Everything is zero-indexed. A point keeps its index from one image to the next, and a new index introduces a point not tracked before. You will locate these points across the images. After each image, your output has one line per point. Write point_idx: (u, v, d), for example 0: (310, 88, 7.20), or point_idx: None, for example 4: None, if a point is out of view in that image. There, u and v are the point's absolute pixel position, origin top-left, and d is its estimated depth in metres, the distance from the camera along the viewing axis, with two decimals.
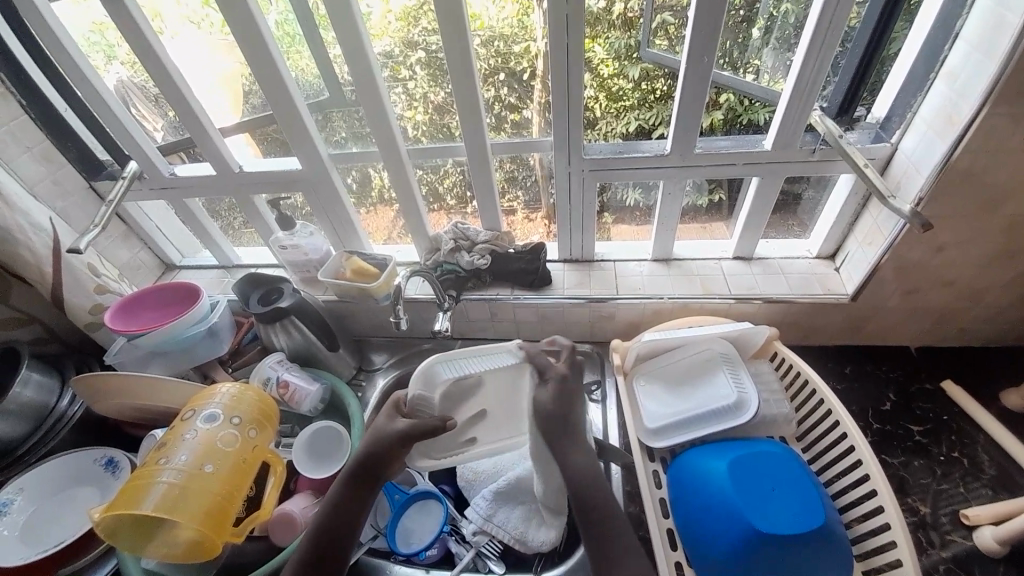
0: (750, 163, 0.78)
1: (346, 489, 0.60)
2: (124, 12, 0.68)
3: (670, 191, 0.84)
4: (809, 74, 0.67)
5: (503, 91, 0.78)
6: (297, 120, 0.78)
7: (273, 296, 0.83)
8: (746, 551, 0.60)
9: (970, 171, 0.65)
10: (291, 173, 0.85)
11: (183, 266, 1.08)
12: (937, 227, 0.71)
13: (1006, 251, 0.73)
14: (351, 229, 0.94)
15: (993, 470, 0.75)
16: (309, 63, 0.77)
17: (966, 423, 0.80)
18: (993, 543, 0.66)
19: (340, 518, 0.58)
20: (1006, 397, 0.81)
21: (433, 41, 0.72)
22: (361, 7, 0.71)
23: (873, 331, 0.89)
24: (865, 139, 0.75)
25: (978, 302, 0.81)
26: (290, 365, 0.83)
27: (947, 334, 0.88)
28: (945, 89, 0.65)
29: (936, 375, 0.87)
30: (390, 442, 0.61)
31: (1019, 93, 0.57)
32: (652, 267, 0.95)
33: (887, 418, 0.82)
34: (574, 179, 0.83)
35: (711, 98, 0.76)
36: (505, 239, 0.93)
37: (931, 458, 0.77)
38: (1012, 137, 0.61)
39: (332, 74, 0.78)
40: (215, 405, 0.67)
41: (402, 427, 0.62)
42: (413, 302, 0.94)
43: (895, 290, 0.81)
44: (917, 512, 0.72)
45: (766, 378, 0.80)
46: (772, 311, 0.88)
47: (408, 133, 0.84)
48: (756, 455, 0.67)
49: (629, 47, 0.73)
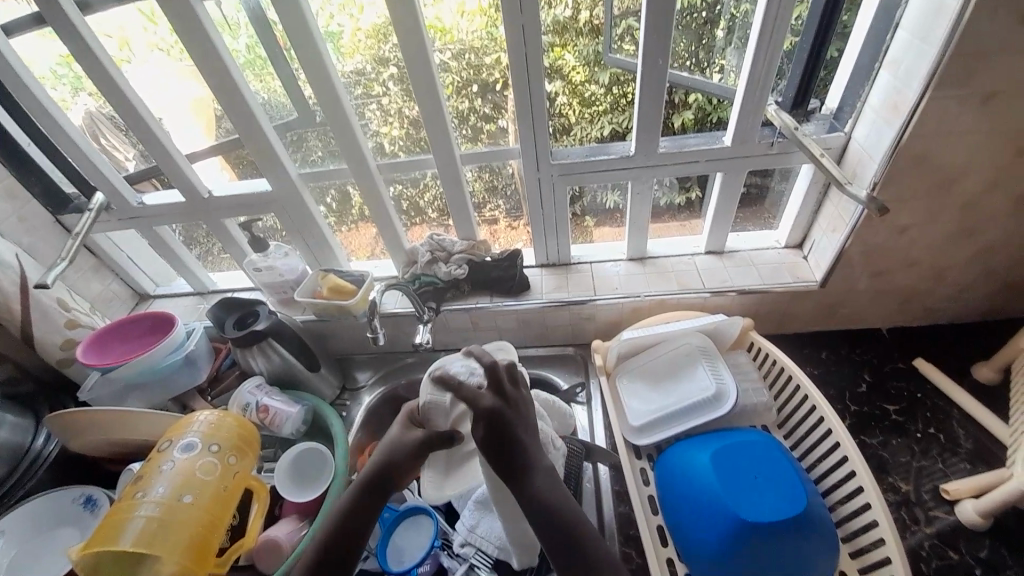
0: (716, 159, 0.80)
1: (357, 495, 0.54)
2: (88, 46, 0.68)
3: (642, 191, 0.86)
4: (761, 69, 0.70)
5: (477, 102, 0.79)
6: (266, 143, 0.78)
7: (249, 320, 0.82)
8: (734, 541, 0.61)
9: (923, 154, 0.67)
10: (264, 194, 0.85)
11: (158, 295, 1.06)
12: (897, 211, 0.74)
13: (963, 229, 0.75)
14: (328, 247, 0.93)
15: (970, 444, 0.76)
16: (280, 85, 0.77)
17: (940, 399, 0.82)
18: (975, 517, 0.67)
19: (345, 531, 0.52)
20: (977, 371, 0.84)
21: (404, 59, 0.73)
22: (332, 26, 0.72)
23: (842, 316, 0.92)
24: (820, 130, 0.78)
25: (943, 281, 0.84)
26: (270, 388, 0.81)
27: (916, 313, 0.90)
28: (890, 78, 0.68)
29: (909, 354, 0.89)
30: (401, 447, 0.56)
31: (958, 77, 0.60)
32: (629, 267, 0.96)
33: (864, 400, 0.84)
34: (546, 184, 0.84)
35: (678, 99, 0.78)
36: (482, 247, 0.93)
37: (909, 436, 0.79)
38: (957, 118, 0.63)
39: (302, 94, 0.78)
40: (194, 434, 0.66)
41: (421, 436, 0.57)
42: (393, 317, 0.93)
43: (863, 274, 0.83)
44: (899, 490, 0.73)
45: (744, 368, 0.82)
46: (747, 303, 0.90)
47: (383, 149, 0.85)
48: (736, 445, 0.68)
49: (596, 54, 0.74)
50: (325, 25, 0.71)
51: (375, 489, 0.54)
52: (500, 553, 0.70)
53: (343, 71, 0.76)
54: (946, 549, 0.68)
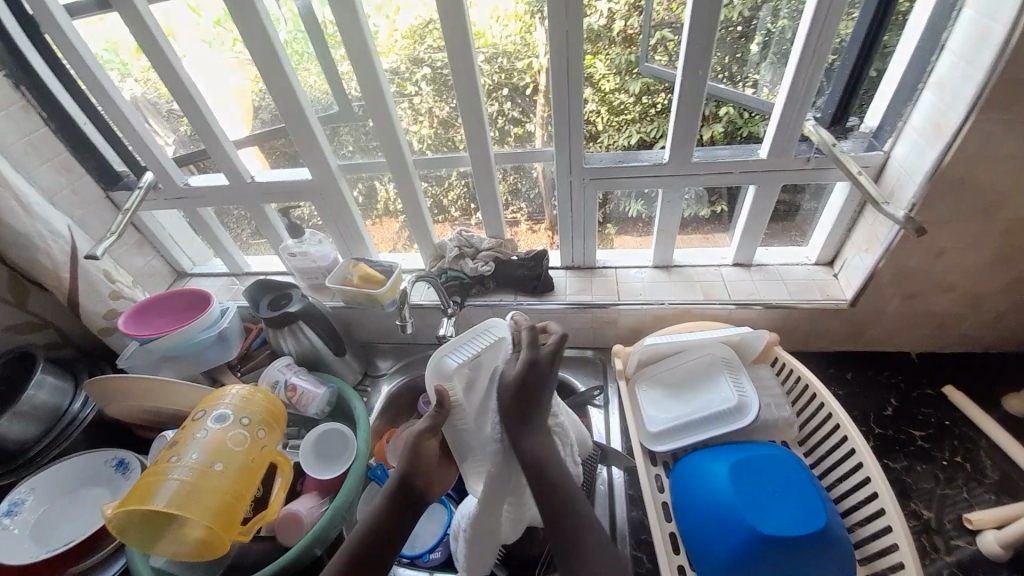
0: (747, 172, 0.80)
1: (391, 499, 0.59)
2: (148, 34, 0.72)
3: (670, 199, 0.86)
4: (800, 85, 0.70)
5: (506, 106, 0.81)
6: (307, 131, 0.81)
7: (282, 301, 0.84)
8: (748, 554, 0.61)
9: (963, 177, 0.66)
10: (300, 182, 0.88)
11: (194, 274, 1.10)
12: (932, 232, 0.72)
13: (1002, 255, 0.74)
14: (358, 238, 0.96)
15: (996, 475, 0.74)
16: (321, 80, 0.80)
17: (968, 428, 0.80)
18: (997, 548, 0.66)
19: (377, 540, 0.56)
20: (1009, 403, 0.81)
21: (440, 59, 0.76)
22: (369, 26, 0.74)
23: (871, 337, 0.90)
24: (858, 147, 0.77)
25: (978, 308, 0.82)
26: (298, 368, 0.83)
27: (948, 340, 0.88)
28: (933, 100, 0.67)
29: (938, 380, 0.87)
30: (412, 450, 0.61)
31: (1002, 103, 0.59)
32: (653, 274, 0.96)
33: (889, 423, 0.83)
34: (575, 187, 0.85)
35: (711, 112, 0.79)
36: (509, 247, 0.94)
37: (934, 463, 0.77)
38: (998, 142, 0.62)
39: (342, 89, 0.81)
40: (226, 406, 0.69)
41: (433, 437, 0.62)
42: (418, 308, 0.94)
43: (895, 295, 0.82)
44: (920, 516, 0.72)
45: (766, 382, 0.81)
46: (772, 317, 0.89)
47: (414, 143, 0.86)
48: (754, 457, 0.68)
49: (629, 63, 0.76)
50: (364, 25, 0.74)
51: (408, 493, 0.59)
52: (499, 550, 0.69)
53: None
54: None
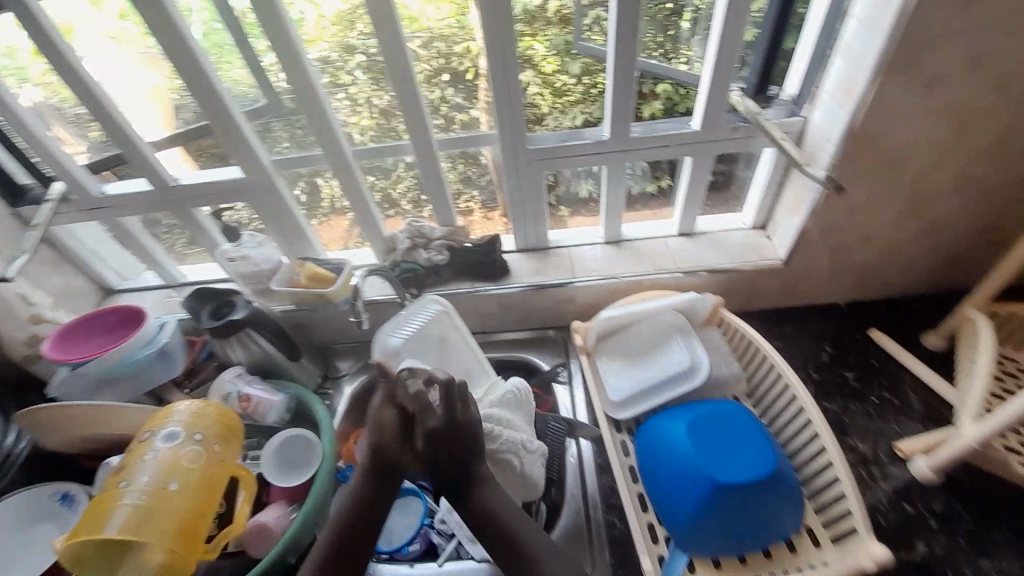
0: (683, 145, 0.84)
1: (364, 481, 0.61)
2: (40, 28, 0.65)
3: (614, 175, 0.88)
4: (724, 58, 0.73)
5: (448, 92, 0.80)
6: (234, 128, 0.76)
7: (225, 310, 0.79)
8: (710, 503, 0.65)
9: (872, 137, 0.72)
10: (234, 182, 0.83)
11: (124, 290, 1.02)
12: (850, 190, 0.79)
13: (910, 206, 0.81)
14: (303, 237, 0.92)
15: (917, 405, 0.83)
16: (246, 72, 0.75)
17: (893, 367, 0.89)
18: (927, 472, 0.73)
19: (347, 546, 0.57)
20: (926, 340, 0.90)
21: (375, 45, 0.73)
22: (294, 13, 0.70)
23: (805, 292, 0.97)
24: (780, 114, 0.82)
25: (895, 257, 0.90)
26: (251, 378, 0.79)
27: (870, 288, 0.97)
28: (843, 63, 0.72)
29: (866, 326, 0.95)
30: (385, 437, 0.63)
31: (900, 66, 0.65)
32: (605, 250, 0.98)
33: (826, 369, 0.90)
34: (522, 170, 0.86)
35: (648, 89, 0.81)
36: (462, 234, 0.93)
37: (866, 401, 0.85)
38: (899, 101, 0.68)
39: (270, 80, 0.76)
40: (175, 423, 0.65)
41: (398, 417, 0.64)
42: (373, 304, 0.92)
43: (822, 251, 0.89)
44: (858, 450, 0.79)
45: (715, 343, 0.86)
46: (718, 281, 0.94)
47: (354, 134, 0.83)
48: (711, 414, 0.72)
49: (567, 44, 0.76)
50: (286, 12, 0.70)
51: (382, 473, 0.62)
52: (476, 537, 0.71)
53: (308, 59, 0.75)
54: (899, 500, 0.74)
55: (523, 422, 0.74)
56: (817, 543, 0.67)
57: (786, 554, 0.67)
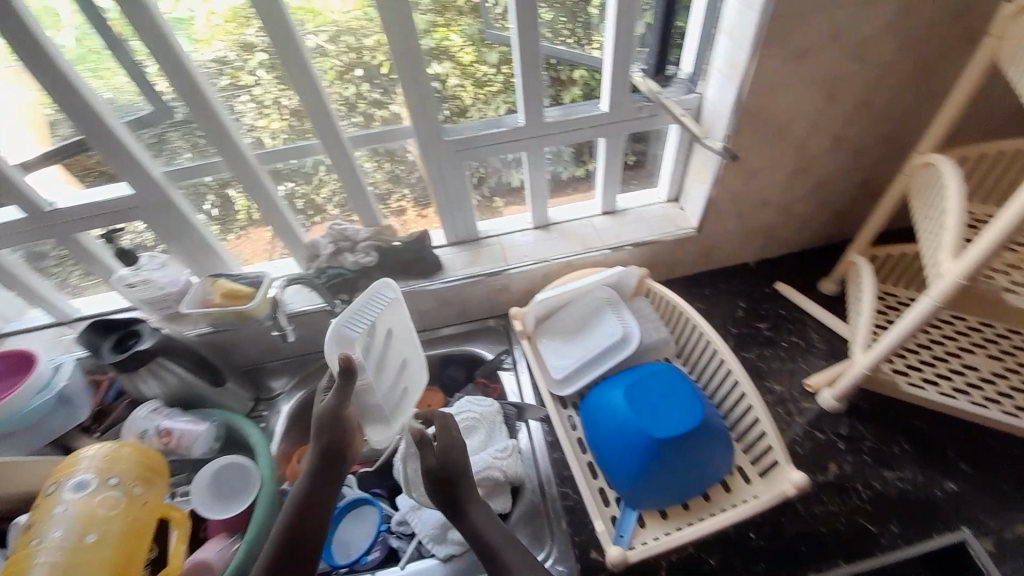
0: (595, 126, 0.87)
1: (316, 464, 0.63)
2: None
3: (534, 160, 0.90)
4: (624, 41, 0.77)
5: (363, 88, 0.77)
6: (115, 142, 0.68)
7: (131, 340, 0.73)
8: (649, 459, 0.69)
9: (757, 108, 0.79)
10: (124, 201, 0.75)
11: (7, 334, 0.90)
12: (745, 157, 0.86)
13: (797, 168, 0.90)
14: (212, 252, 0.86)
15: (821, 344, 0.94)
16: (126, 77, 0.68)
17: (799, 313, 0.99)
18: (832, 401, 0.83)
19: (301, 524, 0.58)
20: (823, 286, 1.01)
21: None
22: (180, 11, 0.64)
23: (720, 255, 1.05)
24: (679, 92, 0.88)
25: (792, 216, 1.00)
26: (170, 410, 0.73)
27: (774, 245, 1.06)
28: (727, 40, 0.77)
29: (773, 279, 1.05)
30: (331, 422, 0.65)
31: (773, 38, 0.71)
32: (535, 235, 1.00)
33: (743, 322, 0.98)
34: (442, 162, 0.85)
35: (566, 76, 0.83)
36: (388, 233, 0.91)
37: (778, 346, 0.94)
38: (777, 73, 0.75)
39: (155, 87, 0.69)
40: (85, 471, 0.59)
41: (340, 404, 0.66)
42: (299, 316, 0.87)
43: (729, 216, 0.96)
44: (776, 391, 0.88)
45: (644, 311, 0.91)
46: (642, 254, 0.99)
47: (261, 139, 0.78)
48: (646, 377, 0.76)
49: (479, 33, 0.76)
50: (172, 10, 0.64)
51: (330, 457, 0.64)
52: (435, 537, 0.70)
53: (201, 60, 0.69)
54: (813, 430, 0.83)
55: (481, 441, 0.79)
56: (747, 480, 0.74)
57: (722, 493, 0.73)
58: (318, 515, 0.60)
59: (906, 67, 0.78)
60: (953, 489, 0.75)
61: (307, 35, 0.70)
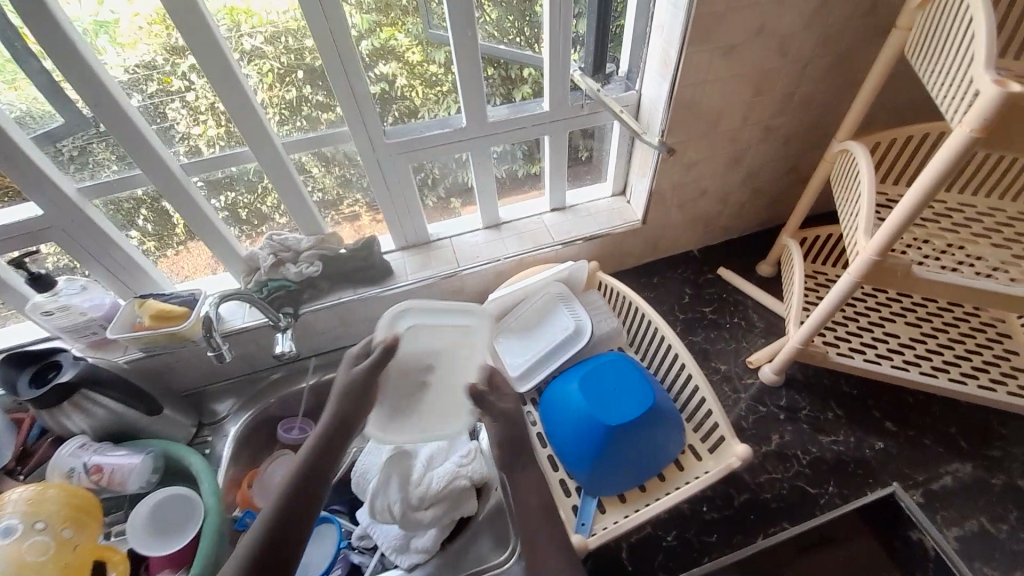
0: (539, 124, 0.88)
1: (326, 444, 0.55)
2: None
3: (480, 160, 0.89)
4: (561, 40, 0.77)
5: (306, 90, 0.73)
6: (16, 156, 0.62)
7: (51, 373, 0.67)
8: (606, 446, 0.71)
9: (691, 103, 0.82)
10: (32, 222, 0.68)
11: None
12: (683, 149, 0.89)
13: (733, 158, 0.95)
14: (139, 271, 0.80)
15: (761, 323, 0.99)
16: (30, 84, 0.61)
17: (740, 295, 1.04)
18: (772, 376, 0.88)
19: (284, 528, 0.49)
20: (761, 268, 1.07)
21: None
22: (104, 12, 0.59)
23: (666, 244, 1.09)
24: (618, 89, 0.90)
25: (729, 203, 1.05)
26: (100, 444, 0.68)
27: (715, 233, 1.11)
28: (660, 38, 0.80)
29: (716, 264, 1.10)
30: (349, 401, 0.57)
31: (703, 34, 0.73)
32: (486, 235, 1.00)
33: (689, 308, 1.03)
34: (385, 166, 0.83)
35: (515, 75, 0.83)
36: (333, 241, 0.89)
37: (722, 328, 0.99)
38: (708, 68, 0.78)
39: (67, 98, 0.63)
40: (11, 515, 0.55)
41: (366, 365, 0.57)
42: (242, 334, 0.83)
43: (672, 207, 1.00)
44: (721, 371, 0.92)
45: (596, 304, 0.93)
46: (592, 247, 1.01)
47: (190, 149, 0.73)
48: (598, 368, 0.77)
49: (423, 34, 0.74)
50: (93, 12, 0.59)
51: (343, 430, 0.56)
52: (396, 550, 0.69)
53: (124, 64, 0.63)
54: (757, 405, 0.88)
55: (446, 446, 0.75)
56: (697, 457, 0.76)
57: (675, 472, 0.76)
58: (298, 522, 0.50)
59: (824, 59, 0.83)
60: (881, 448, 0.81)
61: (243, 37, 0.66)
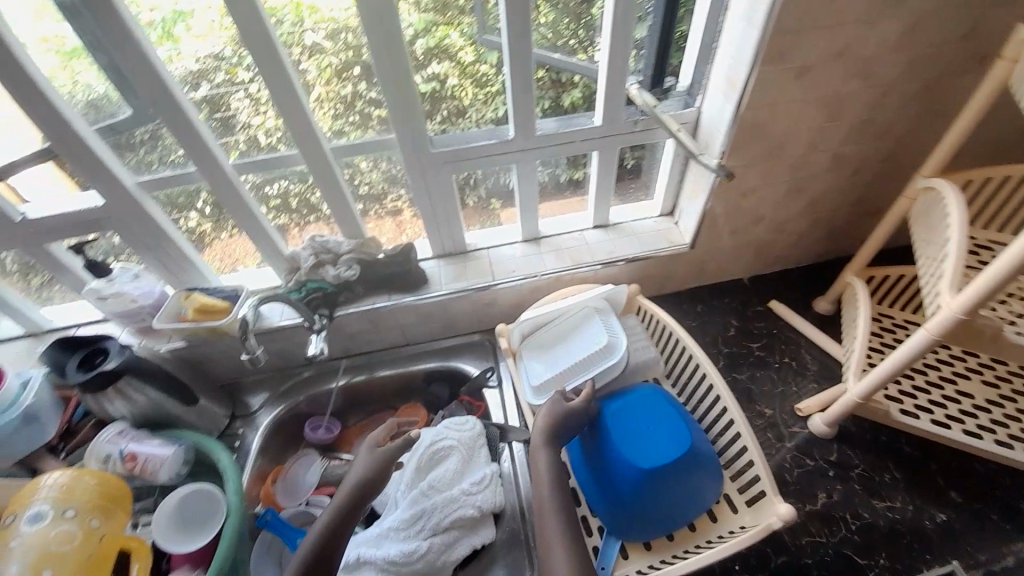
0: (587, 138, 0.84)
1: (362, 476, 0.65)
2: None
3: (524, 172, 0.87)
4: (619, 53, 0.73)
5: (361, 86, 0.72)
6: (80, 148, 0.65)
7: (98, 358, 0.70)
8: (635, 491, 0.67)
9: (755, 125, 0.76)
10: (94, 211, 0.72)
11: None
12: (741, 175, 0.83)
13: (796, 185, 0.88)
14: (190, 264, 0.83)
15: (814, 365, 0.91)
16: (97, 74, 0.63)
17: (793, 333, 0.97)
18: (823, 427, 0.81)
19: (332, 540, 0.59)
20: (818, 305, 0.99)
21: (280, 38, 0.65)
22: (181, 3, 0.60)
23: (714, 271, 1.03)
24: (676, 106, 0.85)
25: (787, 233, 0.98)
26: (135, 432, 0.71)
27: (768, 262, 1.04)
28: (728, 55, 0.74)
29: (767, 296, 1.03)
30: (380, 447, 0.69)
31: (776, 54, 0.67)
32: (524, 248, 0.98)
33: (733, 341, 0.96)
34: (427, 172, 0.82)
35: (565, 81, 0.80)
36: (372, 245, 0.89)
37: (769, 367, 0.92)
38: (778, 90, 0.72)
39: (135, 93, 0.65)
40: (43, 500, 0.58)
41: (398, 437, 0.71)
42: (277, 332, 0.84)
43: (724, 233, 0.94)
44: (765, 415, 0.86)
45: (635, 331, 0.88)
46: (634, 270, 0.97)
47: (240, 145, 0.75)
48: (629, 404, 0.74)
49: (471, 36, 0.71)
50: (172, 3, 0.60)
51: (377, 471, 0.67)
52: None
53: (195, 54, 0.65)
54: (803, 456, 0.81)
55: (458, 469, 0.75)
56: (734, 509, 0.70)
57: (707, 523, 0.71)
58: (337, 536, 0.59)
59: (913, 84, 0.75)
60: (943, 521, 0.73)
61: (305, 32, 0.66)
